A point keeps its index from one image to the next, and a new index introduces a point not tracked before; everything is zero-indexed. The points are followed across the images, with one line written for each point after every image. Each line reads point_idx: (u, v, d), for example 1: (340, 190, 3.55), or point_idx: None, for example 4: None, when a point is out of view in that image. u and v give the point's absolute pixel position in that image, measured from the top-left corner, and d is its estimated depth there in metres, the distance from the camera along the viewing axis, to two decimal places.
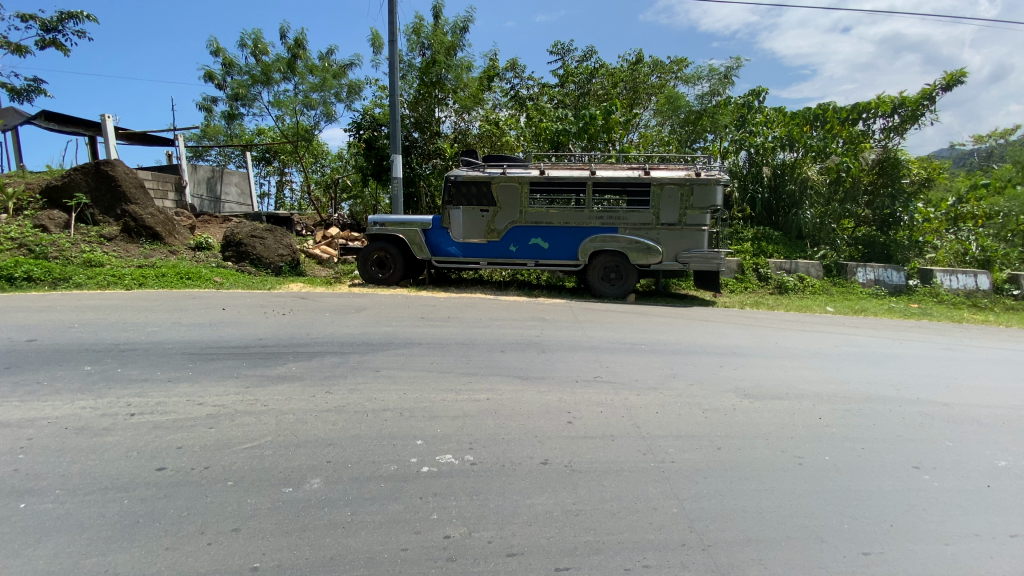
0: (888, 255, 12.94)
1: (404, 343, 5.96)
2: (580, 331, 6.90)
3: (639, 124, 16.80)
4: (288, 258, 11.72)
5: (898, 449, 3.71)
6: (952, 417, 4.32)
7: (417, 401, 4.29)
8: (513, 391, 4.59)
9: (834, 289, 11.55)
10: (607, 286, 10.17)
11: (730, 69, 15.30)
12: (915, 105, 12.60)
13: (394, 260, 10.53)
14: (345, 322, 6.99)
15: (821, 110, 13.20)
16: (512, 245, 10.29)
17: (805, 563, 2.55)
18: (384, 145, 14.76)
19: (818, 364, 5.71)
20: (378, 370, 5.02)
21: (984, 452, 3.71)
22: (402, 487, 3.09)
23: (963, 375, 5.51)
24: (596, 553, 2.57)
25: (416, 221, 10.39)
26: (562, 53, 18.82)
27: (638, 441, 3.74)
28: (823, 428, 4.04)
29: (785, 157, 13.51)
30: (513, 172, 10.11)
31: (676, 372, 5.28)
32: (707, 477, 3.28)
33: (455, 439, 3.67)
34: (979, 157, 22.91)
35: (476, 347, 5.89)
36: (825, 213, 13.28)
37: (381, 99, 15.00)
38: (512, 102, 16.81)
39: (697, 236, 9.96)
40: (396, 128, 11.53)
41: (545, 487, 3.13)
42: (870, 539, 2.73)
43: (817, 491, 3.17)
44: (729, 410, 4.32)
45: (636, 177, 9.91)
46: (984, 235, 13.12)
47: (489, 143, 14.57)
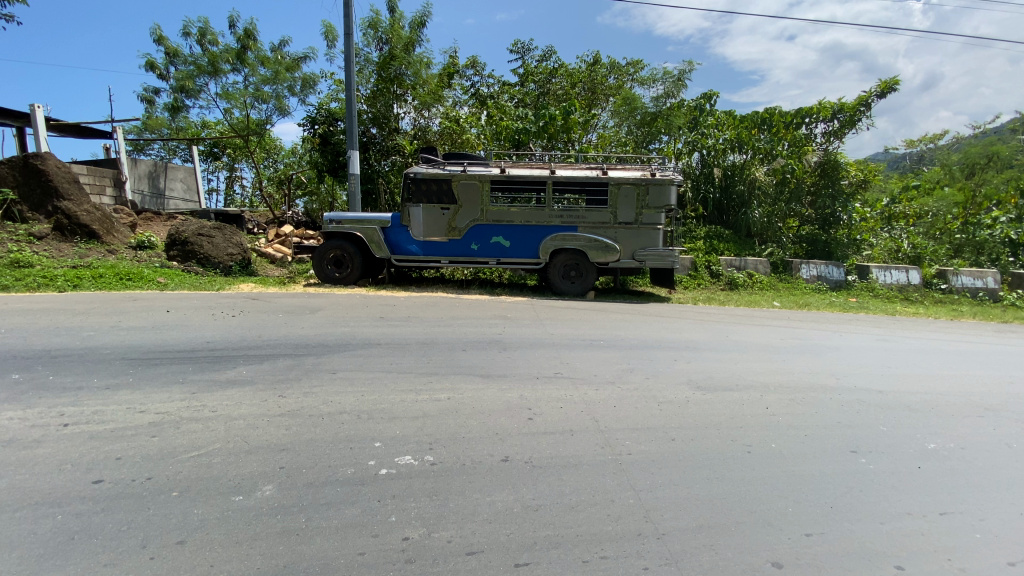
0: (829, 252, 13.69)
1: (363, 343, 5.83)
2: (542, 328, 6.96)
3: (598, 124, 17.07)
4: (239, 258, 11.24)
5: (837, 435, 3.94)
6: (885, 404, 4.63)
7: (375, 403, 4.22)
8: (474, 389, 4.58)
9: (781, 284, 12.13)
10: (568, 284, 10.29)
11: (683, 72, 15.75)
12: (852, 111, 13.37)
13: (352, 258, 10.29)
14: (301, 323, 6.78)
15: (768, 114, 13.81)
16: (473, 243, 10.25)
17: (752, 546, 2.67)
18: (340, 142, 14.38)
19: (766, 356, 5.98)
20: (334, 372, 4.89)
21: (916, 436, 3.99)
22: (359, 491, 3.03)
23: (895, 364, 5.91)
24: (555, 547, 2.60)
25: (375, 219, 10.19)
26: (522, 52, 18.89)
27: (596, 435, 3.81)
28: (770, 417, 4.24)
29: (735, 159, 14.09)
30: (474, 171, 10.07)
31: (633, 367, 5.41)
32: (662, 468, 3.38)
33: (415, 439, 3.63)
34: (911, 160, 24.49)
35: (437, 346, 5.83)
36: (772, 213, 13.90)
37: (337, 93, 14.61)
38: (472, 100, 16.74)
39: (652, 235, 10.24)
40: (353, 122, 11.25)
41: (504, 484, 3.14)
42: (812, 520, 2.89)
43: (763, 476, 3.32)
44: (682, 402, 4.48)
45: (594, 177, 10.07)
46: (914, 233, 14.08)
47: (449, 140, 14.43)
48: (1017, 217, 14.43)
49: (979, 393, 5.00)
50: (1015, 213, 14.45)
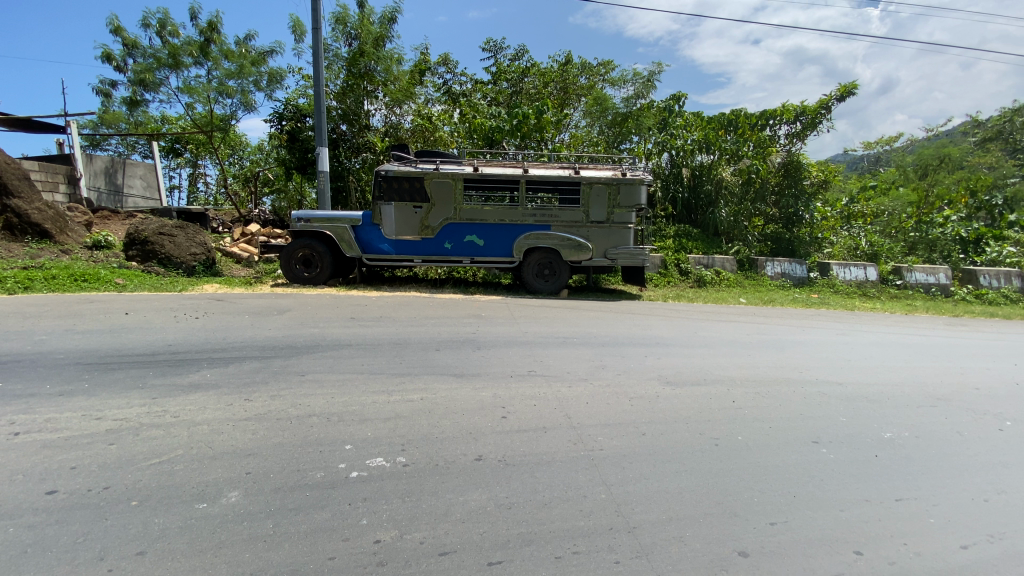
0: (793, 250, 14.14)
1: (333, 344, 5.73)
2: (515, 327, 6.97)
3: (570, 124, 17.17)
4: (202, 257, 10.86)
5: (800, 426, 4.08)
6: (844, 395, 4.82)
7: (346, 405, 4.14)
8: (448, 389, 4.56)
9: (747, 281, 12.48)
10: (542, 282, 10.34)
11: (653, 73, 16.01)
12: (814, 114, 13.83)
13: (322, 258, 10.08)
14: (268, 324, 6.61)
15: (734, 116, 14.19)
16: (446, 242, 10.18)
17: (719, 536, 2.73)
18: (308, 138, 14.07)
19: (733, 351, 6.15)
20: (303, 374, 4.80)
21: (873, 426, 4.16)
22: (329, 494, 2.97)
23: (854, 357, 6.16)
24: (528, 544, 2.61)
25: (345, 217, 10.02)
26: (495, 51, 18.83)
27: (569, 431, 3.85)
28: (737, 410, 4.36)
29: (703, 159, 14.40)
30: (447, 169, 10.00)
31: (606, 363, 5.48)
32: (633, 462, 3.44)
33: (387, 441, 3.59)
34: (869, 162, 25.55)
35: (410, 346, 5.77)
36: (738, 212, 14.28)
37: (305, 89, 14.28)
38: (445, 98, 16.63)
39: (624, 234, 10.39)
40: (322, 119, 11.01)
41: (477, 483, 3.13)
42: (777, 510, 2.99)
43: (730, 468, 3.41)
44: (653, 397, 4.56)
45: (567, 176, 10.14)
46: (871, 232, 14.67)
47: (421, 138, 14.29)
48: (965, 216, 15.22)
49: (931, 383, 5.27)
50: (963, 212, 15.23)
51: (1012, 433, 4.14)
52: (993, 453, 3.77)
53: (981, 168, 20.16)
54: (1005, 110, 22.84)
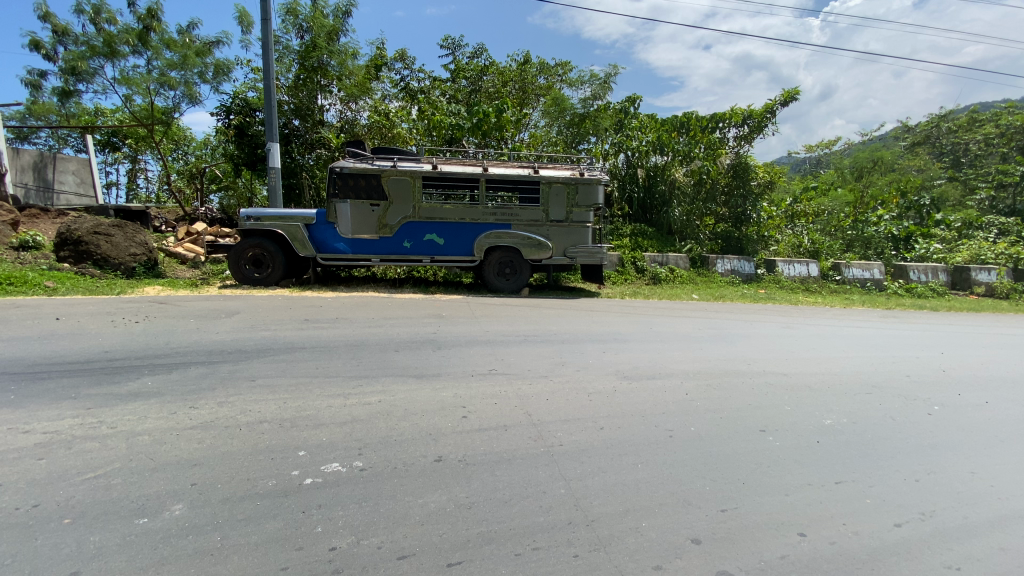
0: (741, 248, 14.75)
1: (287, 347, 5.53)
2: (476, 326, 6.95)
3: (530, 124, 17.22)
4: (143, 258, 10.23)
5: (749, 416, 4.26)
6: (789, 385, 5.08)
7: (299, 410, 4.01)
8: (407, 390, 4.49)
9: (699, 278, 12.93)
10: (503, 281, 10.35)
11: (609, 75, 16.29)
12: (760, 117, 14.46)
13: (274, 258, 9.71)
14: (216, 327, 6.31)
15: (685, 119, 14.60)
16: (405, 241, 10.02)
17: (673, 525, 2.82)
18: (258, 133, 13.52)
19: (687, 346, 6.35)
20: (254, 379, 4.61)
21: (815, 413, 4.40)
22: (282, 503, 2.87)
23: (799, 349, 6.49)
24: (488, 543, 2.61)
25: (298, 216, 9.70)
26: (453, 48, 18.68)
27: (529, 428, 3.87)
28: (690, 402, 4.51)
29: (657, 160, 14.81)
30: (405, 166, 9.84)
31: (565, 360, 5.55)
32: (592, 457, 3.50)
33: (343, 445, 3.50)
34: (811, 164, 26.98)
35: (368, 348, 5.66)
36: (690, 211, 14.73)
37: (255, 82, 13.71)
38: (402, 94, 16.38)
39: (583, 233, 10.54)
40: (273, 113, 10.61)
41: (437, 485, 3.10)
42: (727, 497, 3.11)
43: (684, 459, 3.53)
44: (610, 392, 4.66)
45: (526, 175, 10.19)
46: (813, 230, 15.48)
47: (378, 135, 14.00)
48: (896, 215, 16.34)
49: (866, 372, 5.62)
50: (895, 212, 16.33)
51: (939, 417, 4.48)
52: (921, 436, 4.07)
53: (911, 170, 21.68)
54: (931, 116, 24.61)
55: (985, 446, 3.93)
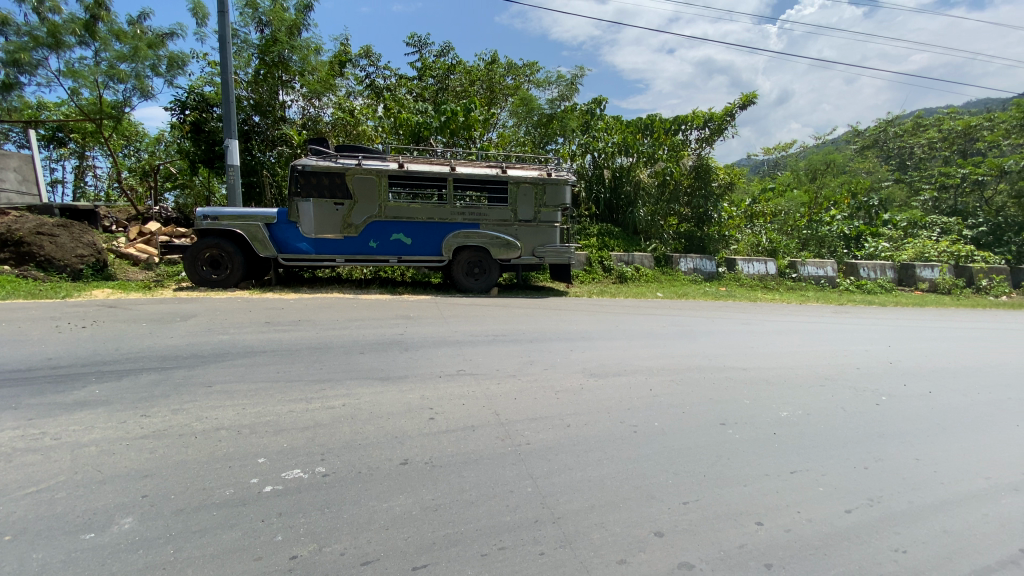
0: (704, 247, 15.17)
1: (246, 351, 5.35)
2: (444, 326, 6.90)
3: (497, 123, 17.19)
4: (91, 259, 9.71)
5: (710, 410, 4.39)
6: (748, 379, 5.25)
7: (259, 416, 3.88)
8: (372, 393, 4.42)
9: (663, 277, 13.23)
10: (471, 281, 10.31)
11: (576, 76, 16.45)
12: (720, 120, 14.89)
13: (233, 258, 9.38)
14: (171, 332, 6.05)
15: (650, 121, 14.80)
16: (371, 241, 9.85)
17: (638, 519, 2.87)
18: (216, 130, 13.03)
19: (652, 343, 6.48)
20: (211, 385, 4.43)
21: (773, 406, 4.56)
22: (239, 512, 2.78)
23: (757, 344, 6.73)
24: (454, 545, 2.59)
25: (258, 215, 9.41)
26: (420, 46, 18.51)
27: (497, 428, 3.86)
28: (654, 398, 4.60)
29: (623, 161, 15.08)
30: (370, 165, 9.68)
31: (533, 359, 5.58)
32: (558, 454, 3.52)
33: (305, 451, 3.41)
34: (769, 166, 28.00)
35: (332, 350, 5.53)
36: (655, 212, 15.05)
37: (212, 77, 13.22)
38: (367, 92, 16.11)
39: (551, 232, 10.61)
40: (232, 109, 10.25)
41: (403, 488, 3.05)
42: (688, 489, 3.19)
43: (648, 453, 3.60)
44: (577, 390, 4.71)
45: (494, 174, 10.17)
46: (771, 229, 16.08)
47: (343, 132, 13.72)
48: (848, 215, 17.11)
49: (820, 365, 5.87)
50: (847, 212, 17.11)
51: (885, 406, 4.72)
52: (870, 425, 4.28)
53: (860, 172, 22.78)
54: (879, 121, 25.84)
55: (928, 434, 4.16)
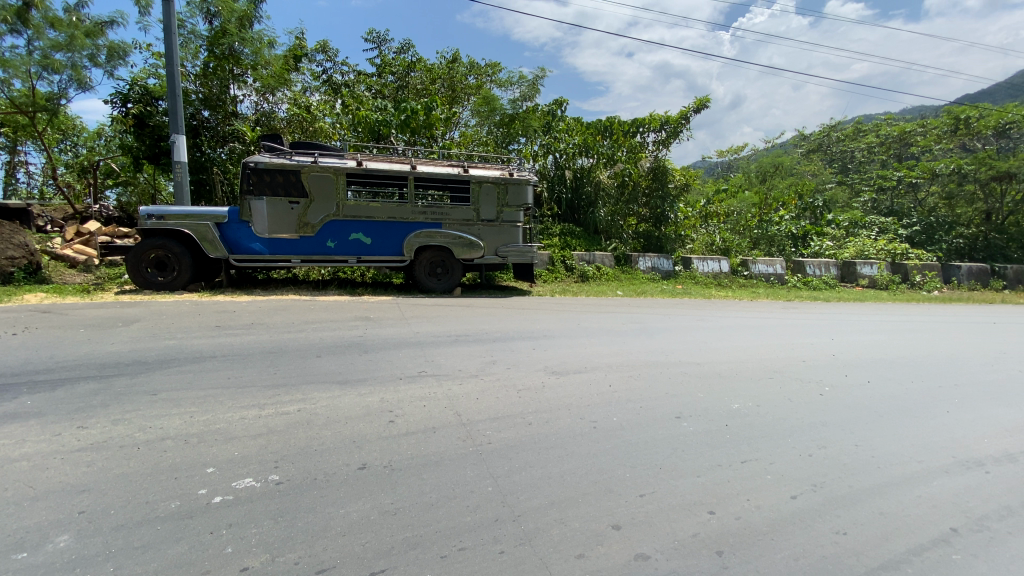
0: (661, 246, 15.54)
1: (195, 357, 5.12)
2: (405, 327, 6.82)
3: (459, 122, 17.10)
4: (23, 262, 9.06)
5: (667, 404, 4.51)
6: (703, 373, 5.44)
7: (208, 424, 3.72)
8: (329, 397, 4.31)
9: (623, 276, 13.50)
10: (434, 281, 10.22)
11: (537, 77, 16.58)
12: (676, 123, 15.33)
13: (181, 260, 8.94)
14: (112, 338, 5.71)
15: (609, 123, 15.18)
16: (329, 240, 9.61)
17: (597, 513, 2.92)
18: (162, 125, 12.42)
19: (612, 340, 6.61)
20: (156, 393, 4.22)
21: (725, 399, 4.74)
22: (186, 524, 2.65)
23: (712, 339, 6.97)
24: (413, 548, 2.56)
25: (206, 214, 9.01)
26: (378, 42, 18.21)
27: (458, 428, 3.85)
28: (613, 393, 4.69)
29: (584, 162, 15.32)
30: (327, 162, 9.44)
31: (496, 358, 5.59)
32: (519, 452, 3.54)
33: (257, 459, 3.29)
34: (722, 167, 29.06)
35: (288, 354, 5.37)
36: (615, 212, 15.36)
37: (157, 69, 12.56)
38: (324, 88, 15.74)
39: (513, 232, 10.64)
40: (179, 103, 9.78)
41: (361, 493, 3.00)
42: (645, 482, 3.27)
43: (607, 448, 3.68)
44: (539, 388, 4.75)
45: (456, 174, 10.11)
46: (724, 229, 16.71)
47: (299, 129, 13.36)
48: (795, 215, 17.96)
49: (770, 358, 6.14)
50: (794, 212, 17.95)
51: (829, 396, 4.99)
52: (814, 415, 4.51)
53: (806, 175, 23.99)
54: (823, 125, 27.24)
55: (865, 422, 4.43)
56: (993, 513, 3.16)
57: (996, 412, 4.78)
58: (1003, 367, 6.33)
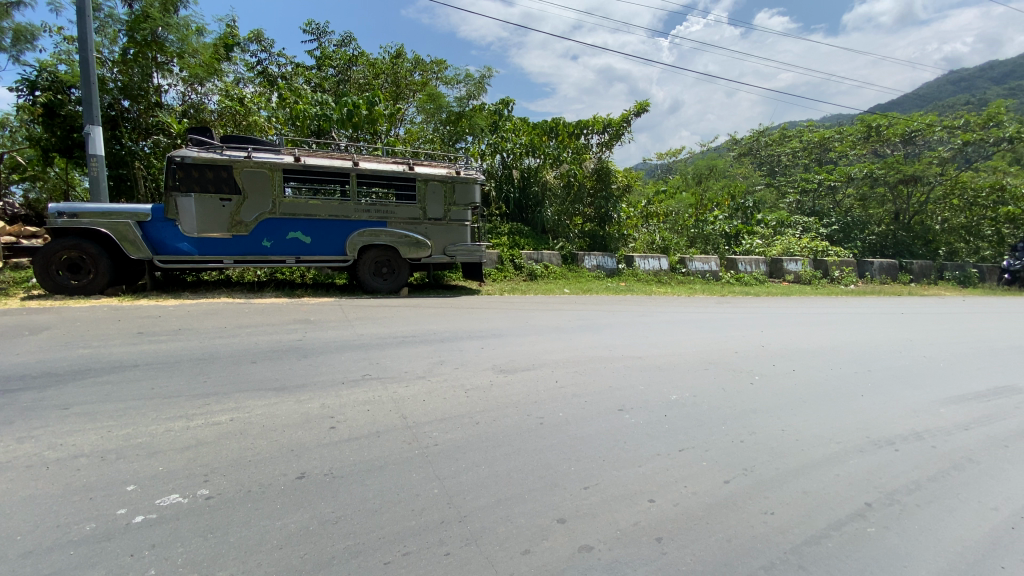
0: (606, 245, 15.85)
1: (114, 367, 4.73)
2: (349, 329, 6.63)
3: (405, 119, 16.76)
4: None
5: (610, 398, 4.65)
6: (645, 366, 5.63)
7: (128, 438, 3.45)
8: (266, 405, 4.11)
9: (570, 275, 13.72)
10: (380, 281, 9.98)
11: (483, 75, 16.56)
12: (618, 126, 15.76)
13: (97, 262, 8.23)
14: (16, 347, 5.18)
15: (554, 123, 15.42)
16: (264, 240, 9.17)
17: (542, 509, 2.96)
18: (74, 115, 11.36)
19: (559, 337, 6.72)
20: (68, 407, 3.86)
21: (666, 390, 4.93)
22: (104, 547, 2.46)
23: (654, 334, 7.23)
24: (356, 556, 2.50)
25: (126, 211, 8.36)
26: (318, 34, 17.54)
27: (404, 431, 3.78)
28: (559, 389, 4.77)
29: (530, 162, 15.48)
30: (261, 157, 8.98)
31: (444, 358, 5.54)
32: (466, 453, 3.53)
33: (184, 473, 3.09)
34: (662, 169, 30.24)
35: (221, 361, 5.07)
36: (561, 212, 15.60)
37: (68, 54, 11.49)
38: (258, 80, 14.99)
39: (461, 231, 10.57)
40: (94, 91, 9.00)
41: (299, 503, 2.89)
42: (590, 475, 3.35)
43: (551, 443, 3.74)
44: (486, 387, 4.75)
45: (401, 171, 9.91)
46: (663, 228, 17.38)
47: (231, 122, 12.60)
48: (728, 215, 18.97)
49: (707, 351, 6.45)
50: (727, 212, 18.96)
51: (758, 384, 5.31)
52: (745, 403, 4.78)
53: (738, 176, 25.47)
54: (753, 131, 28.90)
55: (791, 407, 4.75)
56: (903, 487, 3.49)
57: (904, 394, 5.26)
58: (909, 353, 6.99)
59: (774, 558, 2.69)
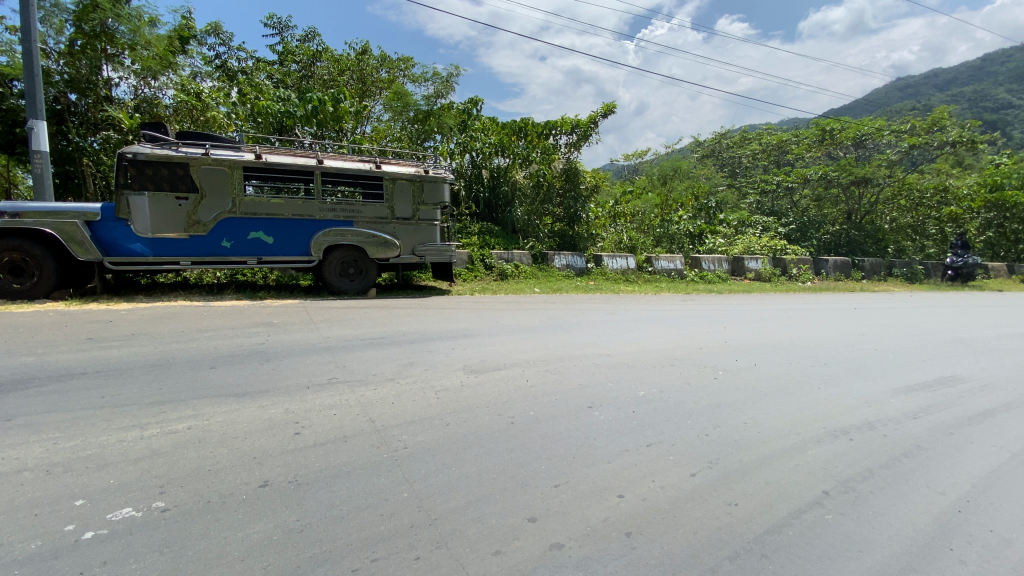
0: (575, 245, 15.97)
1: (62, 375, 4.47)
2: (316, 332, 6.47)
3: (371, 117, 16.49)
4: None
5: (580, 396, 4.69)
6: (614, 364, 5.71)
7: (77, 450, 3.27)
8: (226, 412, 3.97)
9: (540, 274, 13.78)
10: (347, 282, 9.76)
11: (451, 74, 16.44)
12: (586, 126, 15.92)
13: (42, 263, 7.77)
14: None
15: (523, 123, 15.47)
16: (224, 240, 8.85)
17: (513, 509, 2.96)
18: (15, 109, 10.69)
19: (530, 336, 6.74)
20: (9, 419, 3.63)
21: (634, 387, 5.01)
22: (50, 566, 2.32)
23: (622, 331, 7.35)
24: (322, 564, 2.44)
25: (73, 210, 7.91)
26: (280, 28, 17.02)
27: (372, 435, 3.72)
28: (530, 389, 4.78)
29: (500, 162, 15.51)
30: (220, 154, 8.66)
31: (413, 360, 5.48)
32: (436, 455, 3.50)
33: (139, 485, 2.95)
34: (629, 169, 30.76)
35: (178, 366, 4.86)
36: (531, 211, 15.64)
37: (8, 44, 10.79)
38: (217, 74, 14.46)
39: (430, 231, 10.47)
40: (38, 84, 8.48)
41: (263, 512, 2.79)
42: (559, 472, 3.37)
43: (522, 442, 3.75)
44: (456, 388, 4.72)
45: (368, 170, 9.74)
46: (630, 228, 17.66)
47: (188, 117, 12.12)
48: (692, 215, 19.47)
49: (673, 347, 6.60)
50: (691, 212, 19.47)
51: (722, 379, 5.47)
52: (709, 397, 4.91)
53: (701, 177, 26.16)
54: (715, 133, 29.73)
55: (753, 401, 4.90)
56: (857, 475, 3.65)
57: (857, 386, 5.51)
58: (862, 346, 7.31)
59: (738, 548, 2.77)
